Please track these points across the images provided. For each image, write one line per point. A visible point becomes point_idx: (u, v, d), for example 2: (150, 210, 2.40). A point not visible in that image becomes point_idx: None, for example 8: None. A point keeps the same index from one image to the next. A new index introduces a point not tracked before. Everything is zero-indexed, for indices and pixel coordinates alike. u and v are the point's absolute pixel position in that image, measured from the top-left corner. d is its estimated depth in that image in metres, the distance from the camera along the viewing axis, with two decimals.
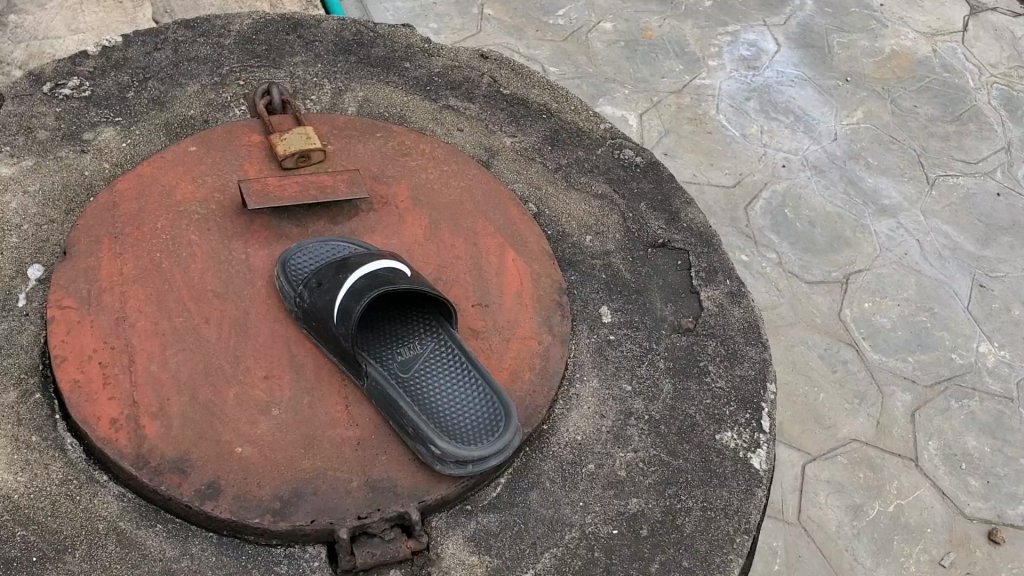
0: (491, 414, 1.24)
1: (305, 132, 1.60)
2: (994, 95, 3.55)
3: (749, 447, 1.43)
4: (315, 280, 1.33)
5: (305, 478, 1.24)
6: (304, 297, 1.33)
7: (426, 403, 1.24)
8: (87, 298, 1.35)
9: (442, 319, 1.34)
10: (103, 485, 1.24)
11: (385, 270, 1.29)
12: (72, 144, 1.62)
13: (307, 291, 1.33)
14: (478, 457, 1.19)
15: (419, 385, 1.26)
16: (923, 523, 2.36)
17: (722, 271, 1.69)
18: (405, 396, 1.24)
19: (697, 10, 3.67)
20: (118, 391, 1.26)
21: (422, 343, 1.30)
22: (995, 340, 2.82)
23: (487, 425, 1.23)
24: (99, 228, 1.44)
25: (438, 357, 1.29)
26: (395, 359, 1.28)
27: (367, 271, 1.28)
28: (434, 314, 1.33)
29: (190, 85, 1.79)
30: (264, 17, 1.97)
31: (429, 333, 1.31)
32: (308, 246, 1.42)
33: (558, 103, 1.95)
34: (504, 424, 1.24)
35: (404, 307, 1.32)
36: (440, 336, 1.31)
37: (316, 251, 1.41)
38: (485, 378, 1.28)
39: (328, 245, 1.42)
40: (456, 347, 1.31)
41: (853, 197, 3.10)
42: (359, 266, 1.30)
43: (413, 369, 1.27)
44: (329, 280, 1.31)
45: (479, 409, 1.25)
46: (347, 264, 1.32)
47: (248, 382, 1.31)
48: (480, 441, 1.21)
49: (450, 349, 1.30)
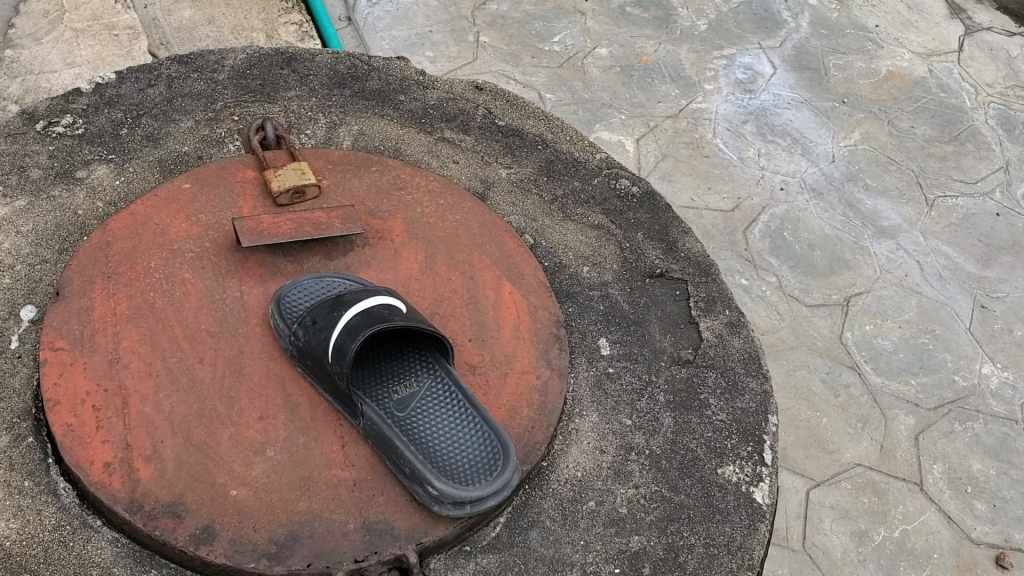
0: (490, 453, 1.23)
1: (300, 167, 1.59)
2: (992, 115, 3.52)
3: (751, 481, 1.42)
4: (310, 318, 1.32)
5: (301, 521, 1.22)
6: (300, 335, 1.32)
7: (423, 442, 1.22)
8: (80, 339, 1.34)
9: (438, 356, 1.32)
10: (97, 530, 1.23)
11: (380, 307, 1.27)
12: (65, 182, 1.62)
13: (302, 329, 1.32)
14: (477, 498, 1.18)
15: (418, 423, 1.24)
16: (929, 548, 2.34)
17: (722, 301, 1.67)
18: (403, 436, 1.23)
19: (692, 34, 3.66)
20: (112, 434, 1.25)
21: (418, 381, 1.28)
22: (998, 361, 2.79)
23: (485, 463, 1.22)
24: (92, 269, 1.44)
25: (435, 395, 1.27)
26: (391, 398, 1.27)
27: (361, 309, 1.27)
28: (429, 351, 1.32)
29: (184, 120, 1.78)
30: (258, 51, 1.97)
31: (431, 371, 1.30)
32: (302, 283, 1.40)
33: (554, 133, 1.94)
34: (503, 461, 1.22)
35: (400, 345, 1.31)
36: (437, 373, 1.30)
37: (311, 287, 1.39)
38: (482, 416, 1.27)
39: (323, 281, 1.41)
40: (457, 387, 1.29)
41: (852, 219, 3.09)
42: (353, 303, 1.29)
43: (417, 407, 1.26)
44: (323, 318, 1.30)
45: (478, 446, 1.23)
46: (341, 301, 1.31)
47: (242, 424, 1.29)
48: (478, 480, 1.20)
49: (448, 385, 1.29)
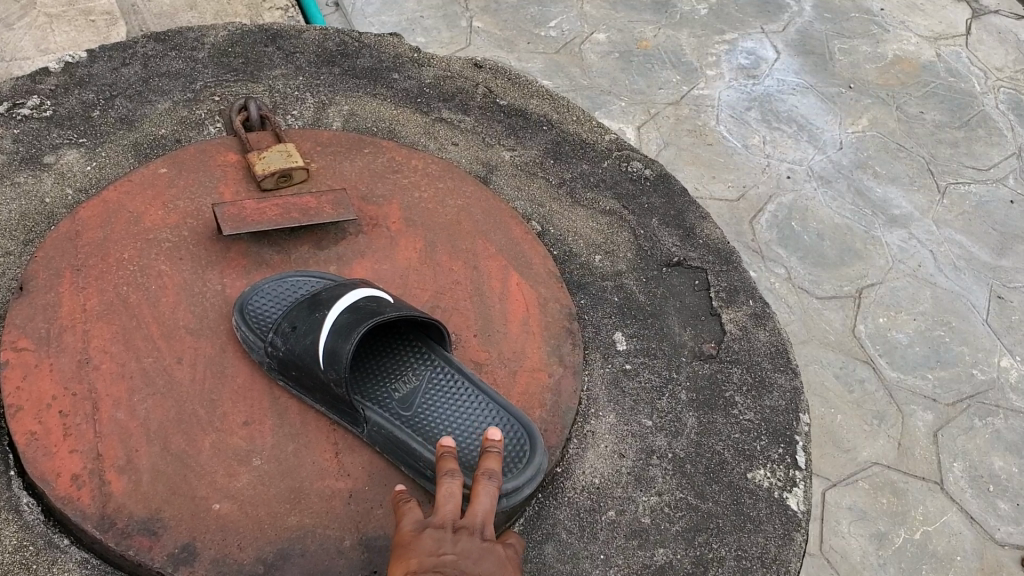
0: (513, 438, 1.13)
1: (286, 149, 1.46)
2: (1002, 100, 3.40)
3: (784, 486, 1.30)
4: (287, 323, 1.16)
5: (292, 538, 1.09)
6: (278, 345, 1.16)
7: (440, 440, 1.11)
8: (45, 338, 1.21)
9: (432, 344, 1.20)
10: (64, 551, 1.10)
11: (365, 301, 1.14)
12: (31, 167, 1.49)
13: (280, 338, 1.16)
14: (514, 491, 1.08)
15: (428, 420, 1.13)
16: (953, 550, 2.23)
17: (744, 291, 1.55)
18: (417, 437, 1.11)
19: (692, 19, 3.54)
20: (80, 443, 1.12)
21: (417, 375, 1.17)
22: (1017, 354, 2.68)
23: (512, 453, 1.12)
24: (59, 260, 1.30)
25: (438, 386, 1.16)
26: (393, 398, 1.14)
27: (346, 306, 1.14)
28: (422, 340, 1.20)
29: (161, 102, 1.65)
30: (240, 28, 1.84)
31: (430, 362, 1.18)
32: (265, 287, 1.26)
33: (559, 113, 1.81)
34: (530, 448, 1.12)
35: (389, 337, 1.19)
36: (435, 363, 1.18)
37: (276, 291, 1.25)
38: (491, 401, 1.16)
39: (286, 282, 1.27)
40: (458, 376, 1.18)
41: (862, 207, 2.97)
42: (333, 300, 1.15)
43: (422, 403, 1.14)
44: (303, 322, 1.15)
45: (499, 437, 1.13)
46: (320, 299, 1.17)
47: (225, 430, 1.16)
48: (509, 470, 1.10)
49: (449, 374, 1.18)
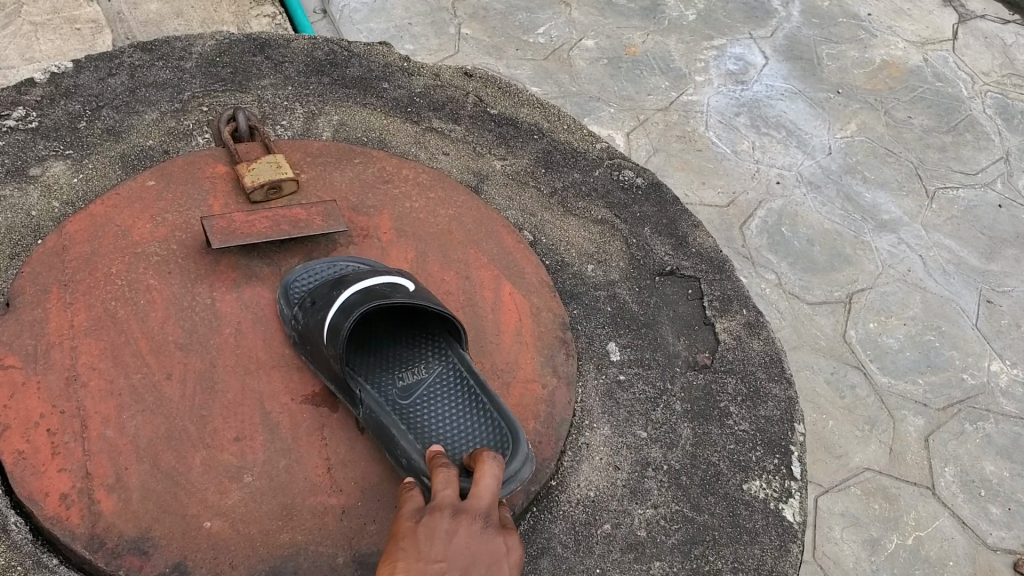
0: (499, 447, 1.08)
1: (275, 160, 1.44)
2: (989, 104, 3.41)
3: (780, 497, 1.29)
4: (311, 299, 1.21)
5: (285, 555, 1.08)
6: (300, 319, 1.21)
7: (426, 435, 1.09)
8: (32, 355, 1.19)
9: (452, 342, 1.19)
10: (52, 570, 1.08)
11: (382, 285, 1.14)
12: (17, 180, 1.47)
13: (302, 311, 1.21)
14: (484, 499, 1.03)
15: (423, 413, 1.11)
16: (945, 555, 2.23)
17: (737, 300, 1.55)
18: (403, 426, 1.10)
19: (680, 25, 3.53)
20: (69, 462, 1.10)
21: (427, 368, 1.16)
22: (1007, 358, 2.69)
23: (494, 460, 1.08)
24: (46, 276, 1.29)
25: (445, 385, 1.15)
26: (395, 385, 1.14)
27: (361, 287, 1.14)
28: (442, 336, 1.19)
29: (148, 112, 1.64)
30: (228, 37, 1.82)
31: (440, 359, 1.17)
32: (310, 266, 1.31)
33: (550, 122, 1.80)
34: (512, 447, 1.07)
35: (412, 328, 1.19)
36: (448, 361, 1.17)
37: (319, 270, 1.30)
38: (495, 406, 1.13)
39: (335, 265, 1.31)
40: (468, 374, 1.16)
41: (851, 212, 2.98)
42: (354, 280, 1.16)
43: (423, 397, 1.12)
44: (322, 298, 1.18)
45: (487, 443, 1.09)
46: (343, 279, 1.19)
47: (217, 446, 1.15)
48: None
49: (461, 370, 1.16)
